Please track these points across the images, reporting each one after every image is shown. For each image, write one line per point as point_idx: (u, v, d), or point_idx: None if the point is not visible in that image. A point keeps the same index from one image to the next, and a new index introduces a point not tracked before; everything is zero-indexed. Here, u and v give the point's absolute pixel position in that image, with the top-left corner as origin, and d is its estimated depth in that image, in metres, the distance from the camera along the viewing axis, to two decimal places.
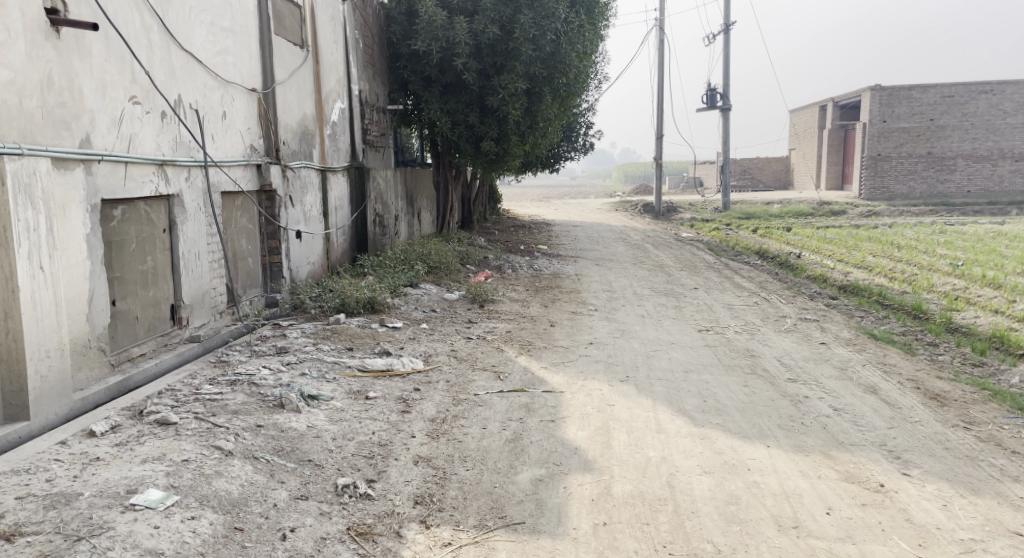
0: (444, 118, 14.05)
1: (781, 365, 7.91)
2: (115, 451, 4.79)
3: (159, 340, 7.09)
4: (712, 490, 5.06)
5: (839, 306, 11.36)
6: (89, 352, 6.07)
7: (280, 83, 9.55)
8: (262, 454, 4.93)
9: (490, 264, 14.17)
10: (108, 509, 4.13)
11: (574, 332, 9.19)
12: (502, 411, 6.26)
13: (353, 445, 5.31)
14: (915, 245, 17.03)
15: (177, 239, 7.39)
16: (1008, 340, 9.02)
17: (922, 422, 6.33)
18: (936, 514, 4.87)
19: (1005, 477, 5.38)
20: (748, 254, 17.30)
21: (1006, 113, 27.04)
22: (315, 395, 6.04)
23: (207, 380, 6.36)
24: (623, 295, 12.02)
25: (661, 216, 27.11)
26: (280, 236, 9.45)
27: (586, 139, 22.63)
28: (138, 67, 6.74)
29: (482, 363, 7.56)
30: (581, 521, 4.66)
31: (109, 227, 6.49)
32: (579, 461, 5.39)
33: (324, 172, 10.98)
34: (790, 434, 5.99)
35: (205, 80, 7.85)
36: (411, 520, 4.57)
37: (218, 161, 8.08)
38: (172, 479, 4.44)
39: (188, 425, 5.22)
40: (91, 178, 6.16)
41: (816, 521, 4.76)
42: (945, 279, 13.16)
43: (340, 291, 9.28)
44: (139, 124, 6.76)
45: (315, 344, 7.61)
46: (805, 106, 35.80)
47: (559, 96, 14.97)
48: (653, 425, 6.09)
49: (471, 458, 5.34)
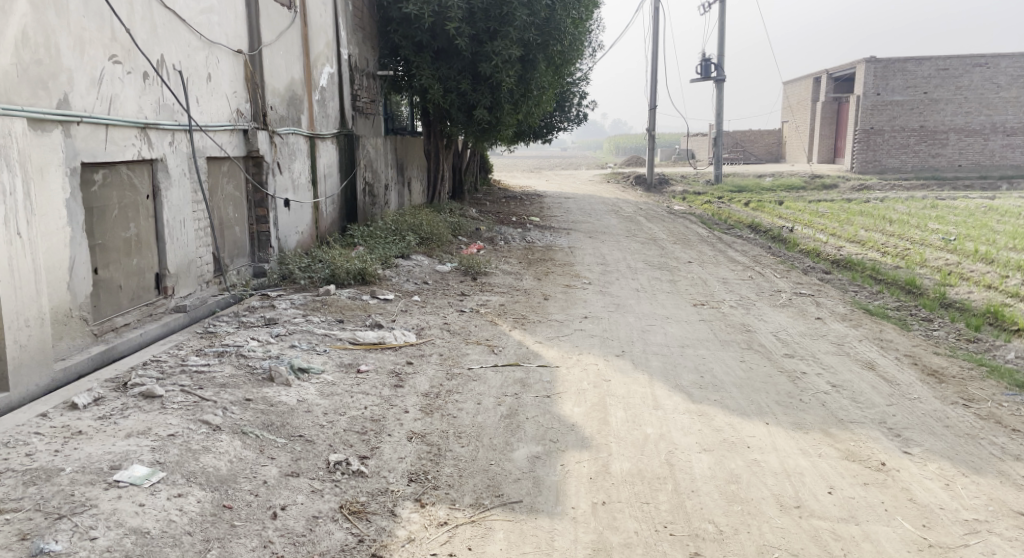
0: (436, 85, 13.80)
1: (777, 340, 7.81)
2: (98, 424, 4.63)
3: (143, 310, 6.93)
4: (712, 468, 4.95)
5: (833, 280, 11.28)
6: (71, 322, 5.91)
7: (267, 45, 9.29)
8: (252, 428, 4.78)
9: (482, 235, 14.01)
10: (91, 486, 3.99)
11: (569, 306, 9.05)
12: (496, 386, 6.13)
13: (345, 421, 5.17)
14: (907, 220, 16.95)
15: (161, 206, 7.18)
16: (1002, 316, 8.95)
17: (921, 399, 6.25)
18: (939, 494, 4.79)
19: (1006, 456, 5.30)
20: (740, 227, 17.23)
21: (999, 87, 26.87)
22: (306, 368, 5.89)
23: (194, 351, 6.21)
24: (617, 268, 11.88)
25: (653, 189, 26.92)
26: (267, 204, 9.24)
27: (579, 109, 22.46)
28: (118, 24, 6.49)
29: (475, 336, 7.42)
30: (580, 500, 4.55)
31: (89, 192, 6.30)
32: (576, 438, 5.28)
33: (313, 139, 10.76)
34: (788, 411, 5.89)
35: (189, 41, 7.60)
36: (405, 498, 4.45)
37: (203, 125, 7.85)
38: (158, 455, 4.29)
39: (174, 399, 5.06)
40: (70, 140, 5.95)
41: (818, 501, 4.67)
42: (938, 254, 13.07)
43: (329, 261, 9.13)
44: (121, 85, 6.54)
45: (305, 316, 7.47)
46: (799, 79, 35.60)
47: (554, 64, 14.66)
48: (651, 401, 5.98)
49: (466, 434, 5.21)
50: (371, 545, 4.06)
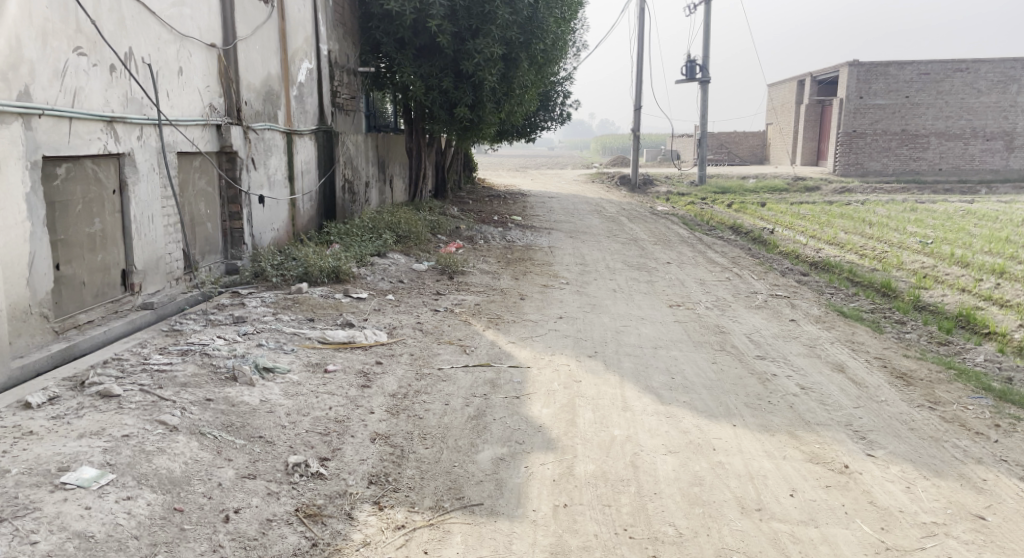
0: (418, 82, 13.69)
1: (750, 342, 7.79)
2: (51, 424, 4.53)
3: (108, 307, 6.81)
4: (676, 471, 4.91)
5: (809, 282, 11.30)
6: (30, 319, 5.81)
7: (242, 40, 9.18)
8: (210, 429, 4.70)
9: (462, 234, 13.94)
10: (36, 488, 3.90)
11: (544, 306, 9.00)
12: (466, 387, 6.06)
13: (308, 421, 5.09)
14: (886, 223, 17.01)
15: (128, 201, 7.07)
16: (974, 319, 8.99)
17: (888, 401, 6.23)
18: (900, 497, 4.76)
19: (968, 459, 5.28)
20: (722, 228, 17.24)
21: (979, 92, 27.06)
22: (271, 368, 5.81)
23: (158, 349, 6.11)
24: (596, 268, 11.84)
25: (636, 189, 26.93)
26: (241, 201, 9.13)
27: (563, 109, 22.42)
28: (83, 16, 6.37)
29: (448, 336, 7.35)
30: (542, 503, 4.50)
31: (51, 186, 6.19)
32: (542, 439, 5.22)
33: (290, 135, 10.65)
34: (756, 413, 5.86)
35: (160, 34, 7.48)
36: (364, 501, 4.38)
37: (174, 119, 7.74)
38: (109, 456, 4.20)
39: (132, 398, 4.96)
40: (31, 133, 5.84)
41: (779, 504, 4.64)
42: (915, 257, 13.11)
43: (303, 259, 9.03)
44: (86, 77, 6.43)
45: (275, 314, 7.37)
46: (783, 82, 35.73)
47: (536, 63, 14.59)
48: (620, 403, 5.93)
49: (430, 436, 5.14)
50: (325, 550, 3.99)
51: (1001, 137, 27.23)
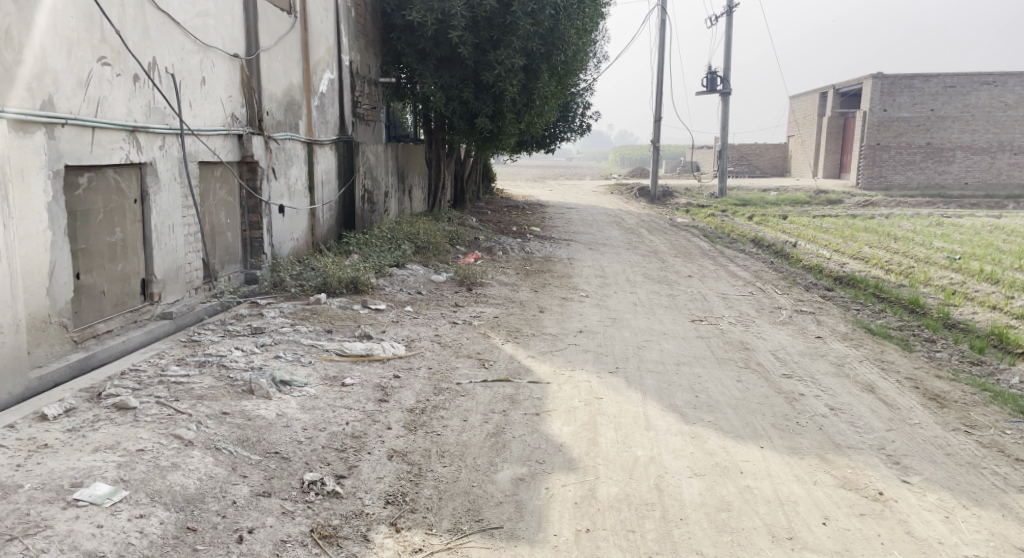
0: (439, 92, 13.66)
1: (775, 359, 7.64)
2: (65, 437, 4.47)
3: (127, 316, 6.78)
4: (702, 495, 4.78)
5: (834, 298, 11.11)
6: (49, 328, 5.78)
7: (265, 50, 9.17)
8: (225, 444, 4.62)
9: (481, 244, 13.85)
10: (48, 504, 3.84)
11: (564, 320, 8.89)
12: (485, 402, 5.96)
13: (325, 437, 5.01)
14: (911, 237, 16.77)
15: (148, 210, 7.04)
16: (1006, 338, 8.76)
17: (921, 425, 6.06)
18: (939, 528, 4.61)
19: (1009, 487, 5.12)
20: (743, 241, 17.06)
21: (1006, 106, 26.70)
22: (288, 381, 5.73)
23: (175, 360, 6.05)
24: (616, 281, 11.71)
25: (656, 201, 26.76)
26: (261, 210, 9.10)
27: (584, 120, 22.34)
28: (108, 26, 6.36)
29: (467, 350, 7.25)
30: (563, 527, 4.39)
31: (73, 196, 6.17)
32: (563, 459, 5.10)
33: (311, 145, 10.63)
34: (784, 435, 5.72)
35: (183, 44, 7.48)
36: (380, 522, 4.29)
37: (196, 129, 7.72)
38: (123, 472, 4.13)
39: (147, 411, 4.89)
40: (54, 142, 5.82)
41: (812, 532, 4.50)
42: (942, 273, 12.87)
43: (322, 270, 8.99)
44: (109, 87, 6.41)
45: (293, 325, 7.31)
46: (805, 94, 35.53)
47: (558, 74, 14.53)
48: (643, 422, 5.81)
49: (449, 454, 5.04)
50: None
51: None
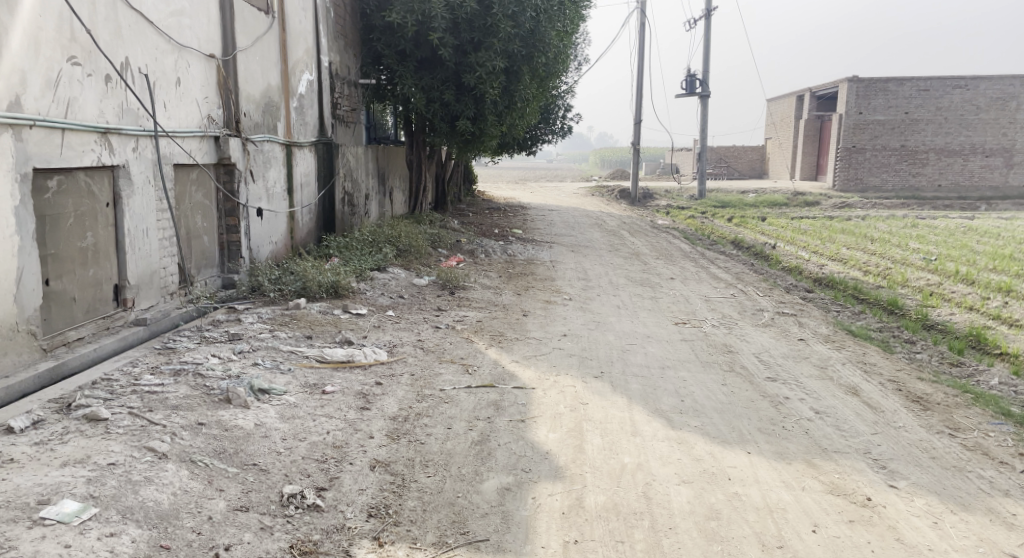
0: (419, 94, 13.52)
1: (759, 363, 7.58)
2: (33, 451, 4.30)
3: (100, 323, 6.60)
4: (690, 503, 4.69)
5: (815, 299, 11.10)
6: (17, 337, 5.59)
7: (242, 50, 8.98)
8: (201, 457, 4.47)
9: (463, 247, 13.73)
10: (13, 523, 3.68)
11: (547, 323, 8.79)
12: (468, 409, 5.83)
13: (304, 447, 4.86)
14: (888, 239, 16.86)
15: (121, 214, 6.85)
16: (984, 339, 8.78)
17: (906, 427, 6.01)
18: (928, 534, 4.55)
19: (995, 491, 5.07)
20: (723, 243, 17.07)
21: (979, 109, 26.96)
22: (266, 389, 5.57)
23: (149, 369, 5.87)
24: (598, 284, 11.62)
25: (636, 203, 26.74)
26: (239, 214, 8.92)
27: (564, 122, 22.30)
28: (77, 24, 6.17)
29: (449, 355, 7.13)
30: (551, 539, 4.28)
31: (42, 200, 5.99)
32: (549, 467, 4.99)
33: (290, 147, 10.44)
34: (771, 440, 5.64)
35: (157, 43, 7.29)
36: (362, 537, 4.16)
37: (171, 130, 7.54)
38: (93, 488, 3.98)
39: (120, 423, 4.72)
40: (21, 145, 5.64)
41: (801, 540, 4.42)
42: (919, 274, 12.91)
43: (301, 274, 8.83)
44: (80, 87, 6.22)
45: (272, 331, 7.15)
46: (782, 97, 35.72)
47: (538, 76, 14.43)
48: (629, 427, 5.71)
49: (433, 463, 4.92)
50: None
51: (1001, 153, 27.14)
